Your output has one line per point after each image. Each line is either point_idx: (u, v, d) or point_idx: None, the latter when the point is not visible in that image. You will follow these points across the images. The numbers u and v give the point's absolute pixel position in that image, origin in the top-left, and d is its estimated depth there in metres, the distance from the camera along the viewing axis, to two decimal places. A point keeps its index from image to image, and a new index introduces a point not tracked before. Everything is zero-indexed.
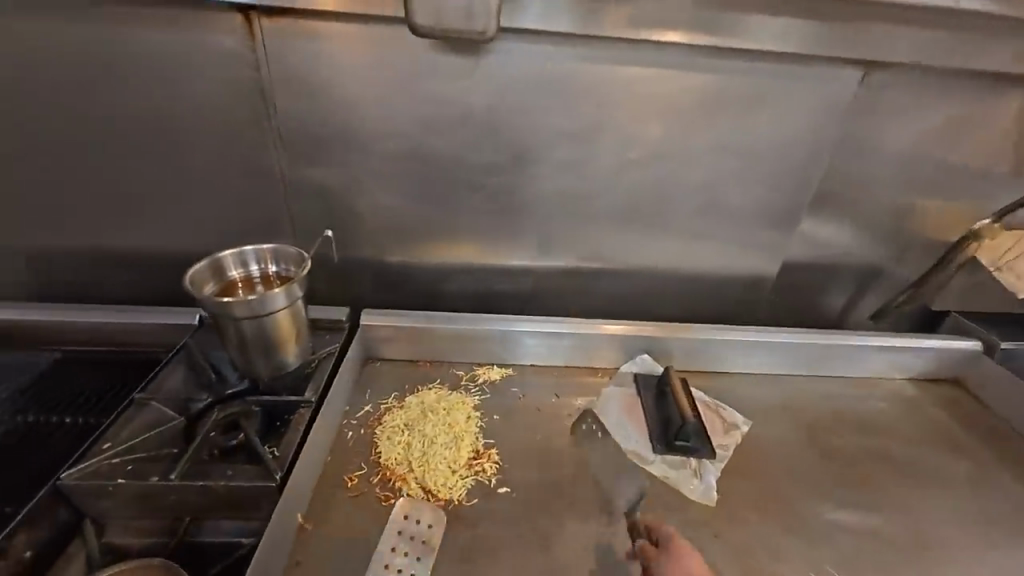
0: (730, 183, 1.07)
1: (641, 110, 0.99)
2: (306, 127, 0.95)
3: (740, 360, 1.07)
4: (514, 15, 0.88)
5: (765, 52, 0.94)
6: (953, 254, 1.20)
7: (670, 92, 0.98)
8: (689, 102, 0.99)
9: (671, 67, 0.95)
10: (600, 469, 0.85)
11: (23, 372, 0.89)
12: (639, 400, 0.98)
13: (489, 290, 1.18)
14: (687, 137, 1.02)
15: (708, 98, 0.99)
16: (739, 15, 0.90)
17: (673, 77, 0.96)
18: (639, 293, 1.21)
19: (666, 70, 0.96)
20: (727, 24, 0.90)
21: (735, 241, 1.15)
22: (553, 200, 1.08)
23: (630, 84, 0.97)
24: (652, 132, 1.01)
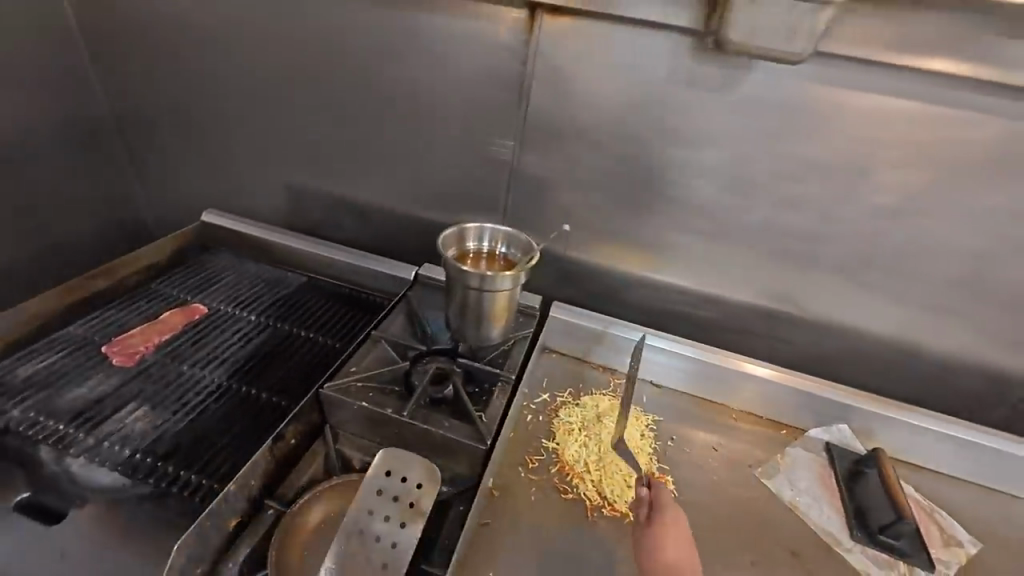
0: (1011, 256, 0.89)
1: (917, 156, 0.86)
2: (545, 120, 1.01)
3: (965, 464, 0.91)
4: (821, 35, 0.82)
5: None
6: None
7: (961, 139, 0.84)
8: (982, 154, 0.84)
9: (977, 113, 0.82)
10: (785, 536, 0.78)
11: (283, 287, 1.09)
12: (833, 474, 0.88)
13: (670, 312, 1.13)
14: (967, 193, 0.87)
15: (1012, 152, 0.83)
16: None
17: (979, 124, 0.82)
18: (842, 354, 1.06)
19: (961, 113, 0.82)
20: None
21: (991, 324, 0.96)
22: (770, 234, 1.00)
23: (912, 123, 0.85)
24: (923, 181, 0.88)
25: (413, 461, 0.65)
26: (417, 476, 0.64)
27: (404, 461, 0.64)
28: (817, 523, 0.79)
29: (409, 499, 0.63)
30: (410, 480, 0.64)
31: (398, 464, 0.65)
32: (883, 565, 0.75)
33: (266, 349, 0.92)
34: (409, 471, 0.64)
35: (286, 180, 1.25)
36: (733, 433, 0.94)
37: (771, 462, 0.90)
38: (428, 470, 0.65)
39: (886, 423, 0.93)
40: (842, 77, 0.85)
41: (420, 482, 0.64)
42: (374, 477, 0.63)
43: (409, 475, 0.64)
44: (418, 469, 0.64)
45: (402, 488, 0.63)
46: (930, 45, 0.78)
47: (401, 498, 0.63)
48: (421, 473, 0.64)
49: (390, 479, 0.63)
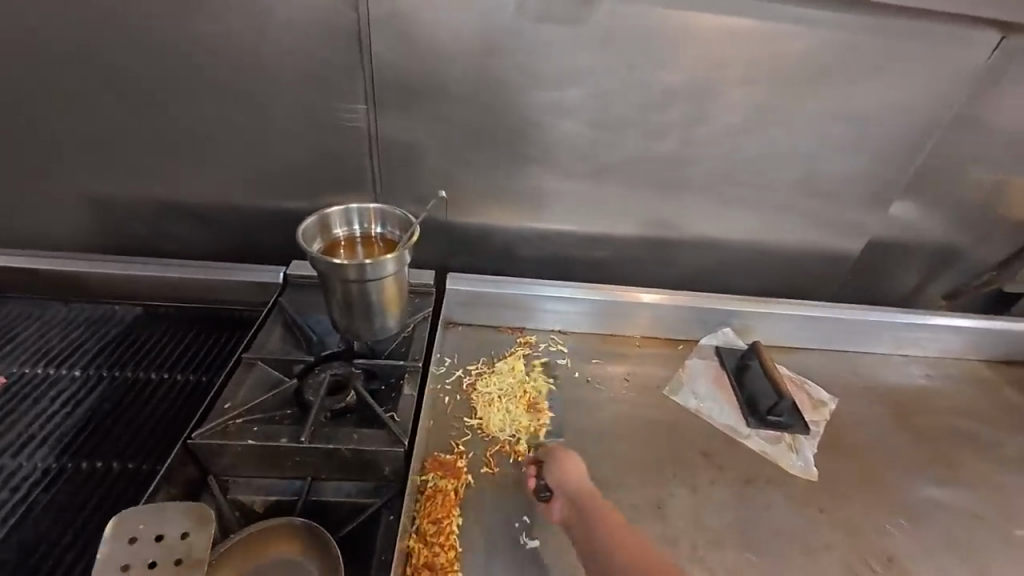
0: (834, 152, 1.02)
1: (754, 70, 0.93)
2: (399, 77, 0.90)
3: (820, 336, 1.07)
4: None
5: (893, 8, 0.88)
6: None
7: (786, 53, 0.91)
8: (804, 63, 0.92)
9: (796, 26, 0.89)
10: (697, 440, 0.85)
11: (111, 325, 0.88)
12: (725, 374, 0.98)
13: (566, 258, 1.14)
14: (796, 102, 0.96)
15: (826, 60, 0.92)
16: None
17: (799, 34, 0.90)
18: (718, 265, 1.17)
19: (785, 26, 0.89)
20: None
21: (824, 215, 1.11)
22: (643, 165, 1.03)
23: (746, 42, 0.90)
24: (760, 95, 0.95)
25: (169, 509, 0.54)
26: (182, 527, 0.54)
27: (151, 514, 0.54)
28: (719, 421, 0.88)
29: (174, 557, 0.52)
30: (171, 536, 0.53)
31: (149, 523, 0.54)
32: (774, 440, 0.86)
33: (105, 406, 0.74)
34: (166, 526, 0.53)
35: (80, 190, 0.98)
36: (639, 360, 0.99)
37: (675, 378, 0.96)
38: (193, 515, 0.54)
39: (763, 317, 1.05)
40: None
41: (184, 533, 0.53)
42: (114, 550, 0.52)
43: (167, 532, 0.53)
44: (180, 517, 0.54)
45: (157, 549, 0.52)
46: None
47: (162, 561, 0.51)
48: (182, 522, 0.54)
49: (137, 545, 0.52)
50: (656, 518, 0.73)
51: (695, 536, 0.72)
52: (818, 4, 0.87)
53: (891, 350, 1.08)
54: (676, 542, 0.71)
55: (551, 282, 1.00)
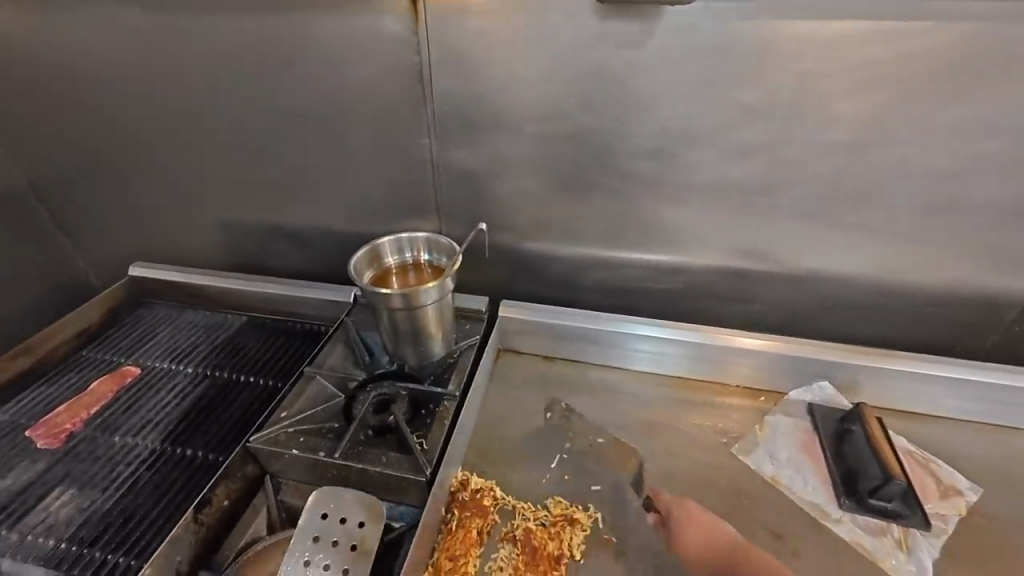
0: (976, 173, 0.81)
1: (859, 79, 0.78)
2: (460, 110, 0.94)
3: (957, 403, 0.84)
4: None
5: None
6: None
7: (901, 57, 0.76)
8: (927, 68, 0.75)
9: (916, 23, 0.73)
10: (768, 514, 0.72)
11: (222, 331, 1.04)
12: (818, 441, 0.81)
13: (630, 289, 1.06)
14: (915, 114, 0.79)
15: (957, 62, 0.74)
16: None
17: (927, 28, 0.73)
18: (818, 303, 0.99)
19: (897, 25, 0.74)
20: None
21: (969, 249, 0.88)
22: (716, 192, 0.92)
23: (845, 48, 0.76)
24: (867, 107, 0.80)
25: (353, 496, 0.66)
26: (360, 516, 0.65)
27: (339, 496, 0.66)
28: (801, 497, 0.73)
29: (352, 541, 0.63)
30: (352, 521, 0.64)
31: (336, 504, 0.65)
32: (876, 531, 0.69)
33: (203, 401, 0.88)
34: (349, 511, 0.65)
35: (212, 218, 1.18)
36: (706, 410, 0.87)
37: (749, 435, 0.83)
38: (369, 507, 0.65)
39: (874, 373, 0.86)
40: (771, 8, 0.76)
41: (361, 521, 0.64)
42: (313, 519, 0.64)
43: (348, 516, 0.65)
44: (359, 506, 0.65)
45: (341, 529, 0.63)
46: None
47: (342, 542, 0.62)
48: (361, 511, 0.65)
49: (328, 521, 0.64)
50: None
51: None
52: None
53: None
54: None
55: (627, 318, 0.94)
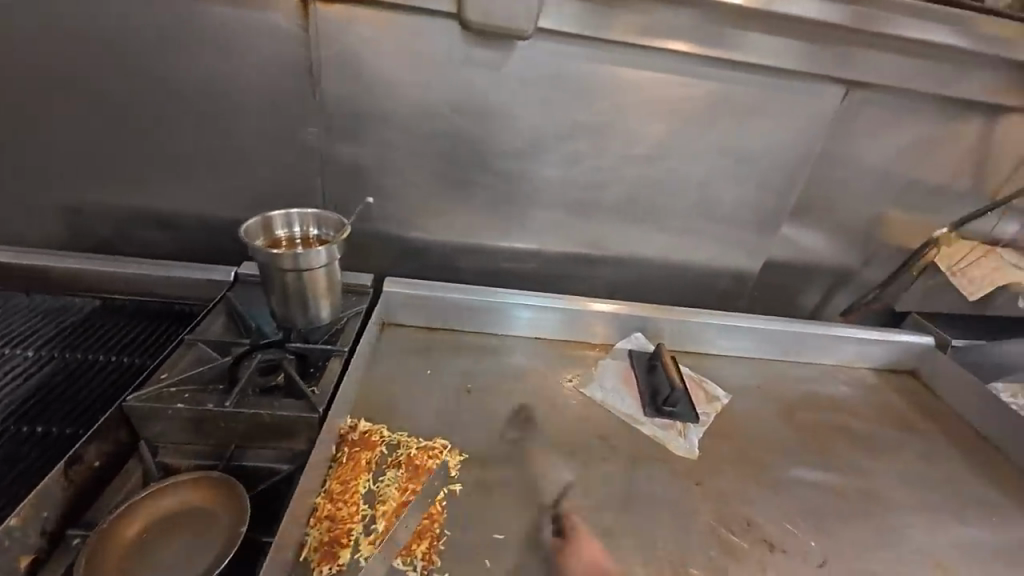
0: (722, 182, 1.19)
1: (647, 110, 1.10)
2: (344, 105, 1.05)
3: (722, 342, 1.19)
4: (574, 21, 0.99)
5: (755, 65, 1.06)
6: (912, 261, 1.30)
7: (672, 97, 1.09)
8: (687, 108, 1.10)
9: (677, 76, 1.07)
10: (597, 425, 0.95)
11: (68, 313, 0.96)
12: (633, 374, 1.08)
13: (499, 270, 1.26)
14: (683, 138, 1.13)
15: (704, 106, 1.10)
16: (728, 28, 1.02)
17: (687, 82, 1.08)
18: (637, 279, 1.30)
19: (667, 76, 1.07)
20: (716, 36, 1.02)
21: (725, 236, 1.26)
22: (560, 189, 1.18)
23: (636, 89, 1.08)
24: (653, 130, 1.12)
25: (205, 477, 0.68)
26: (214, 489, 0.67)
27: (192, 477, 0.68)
28: (619, 411, 0.98)
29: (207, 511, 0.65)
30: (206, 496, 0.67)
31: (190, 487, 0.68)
32: (666, 427, 0.96)
33: (55, 378, 0.82)
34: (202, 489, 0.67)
35: (55, 197, 1.08)
36: (556, 359, 1.09)
37: (586, 374, 1.07)
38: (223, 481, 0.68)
39: (671, 324, 1.16)
40: (592, 54, 1.04)
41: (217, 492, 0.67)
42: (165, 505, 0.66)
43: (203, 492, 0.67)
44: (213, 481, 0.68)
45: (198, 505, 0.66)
46: (632, 23, 1.00)
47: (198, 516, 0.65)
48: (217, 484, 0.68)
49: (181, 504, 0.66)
50: (547, 489, 0.81)
51: (577, 505, 0.80)
52: (699, 61, 1.06)
53: (787, 357, 1.21)
54: (559, 508, 0.79)
55: (494, 289, 1.12)
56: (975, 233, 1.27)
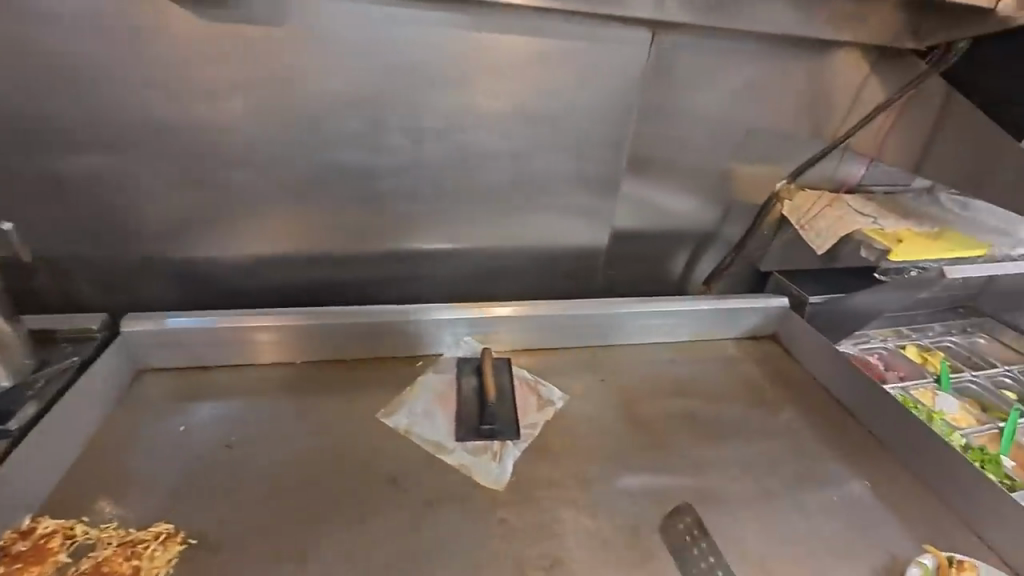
0: (540, 152, 1.03)
1: (427, 76, 0.92)
2: (28, 101, 0.83)
3: (566, 333, 1.04)
4: None
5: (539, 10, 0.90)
6: (762, 217, 1.22)
7: (452, 57, 0.92)
8: (473, 69, 0.93)
9: (452, 30, 0.90)
10: (390, 463, 0.79)
11: None
12: (455, 388, 0.92)
13: (304, 282, 1.07)
14: (480, 105, 0.96)
15: (492, 65, 0.93)
16: None
17: (469, 36, 0.91)
18: (473, 272, 1.14)
19: (440, 32, 0.89)
20: None
21: (560, 213, 1.11)
22: (349, 179, 0.99)
23: (406, 51, 0.90)
24: (440, 98, 0.94)
25: None
26: None
27: None
28: (425, 439, 0.83)
29: None
30: None
31: None
32: (478, 451, 0.82)
33: None
34: None
35: None
36: (360, 384, 0.91)
37: (396, 397, 0.90)
38: None
39: (504, 322, 1.01)
40: (343, 10, 0.85)
41: None
42: None
43: None
44: None
45: None
46: None
47: None
48: None
49: None
50: (294, 572, 0.64)
51: None
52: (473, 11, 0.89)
53: (641, 339, 1.08)
54: None
55: (278, 310, 0.92)
56: (817, 181, 1.20)
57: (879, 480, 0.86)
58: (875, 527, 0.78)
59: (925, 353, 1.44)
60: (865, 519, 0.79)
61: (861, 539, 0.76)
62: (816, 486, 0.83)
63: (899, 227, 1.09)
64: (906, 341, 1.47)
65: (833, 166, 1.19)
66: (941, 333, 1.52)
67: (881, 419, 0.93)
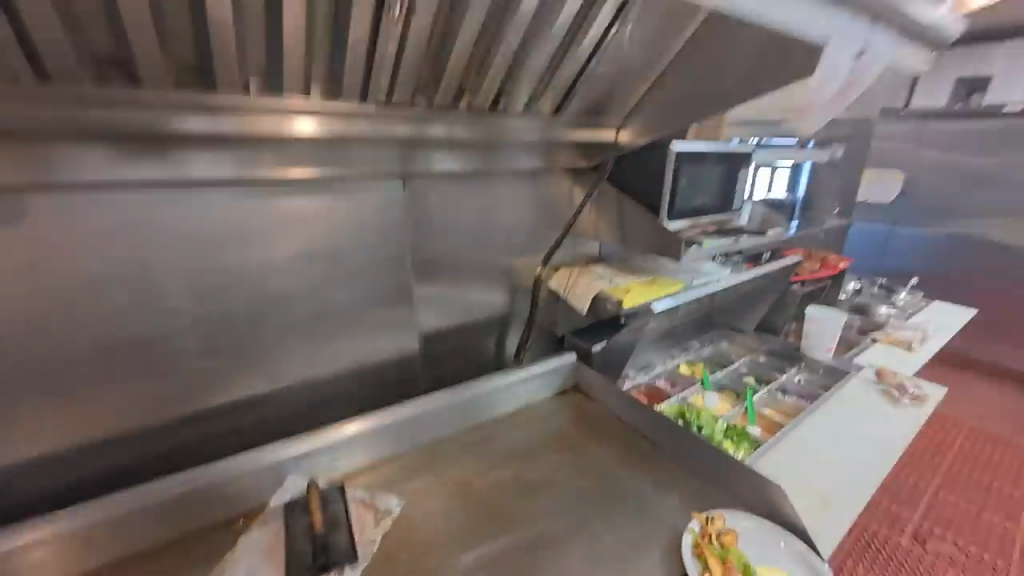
0: (333, 286, 1.16)
1: (198, 243, 0.98)
2: None
3: (393, 439, 1.10)
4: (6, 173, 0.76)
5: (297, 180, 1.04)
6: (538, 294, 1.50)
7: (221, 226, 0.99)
8: (247, 231, 1.02)
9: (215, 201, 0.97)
10: None
11: None
12: (282, 535, 0.88)
13: (81, 476, 0.95)
14: (262, 258, 1.05)
15: (265, 224, 1.04)
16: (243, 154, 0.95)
17: (234, 205, 1.00)
18: (292, 408, 1.16)
19: (203, 207, 0.96)
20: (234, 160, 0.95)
21: (366, 332, 1.23)
22: (123, 354, 0.94)
23: (170, 225, 0.94)
24: (219, 260, 1.01)
25: None
26: None
27: None
28: None
29: None
30: None
31: None
32: None
33: None
34: None
35: None
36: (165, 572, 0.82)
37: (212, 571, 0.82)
38: None
39: (328, 448, 1.02)
40: (83, 202, 0.86)
41: None
42: None
43: None
44: None
45: None
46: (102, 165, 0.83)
47: None
48: None
49: None
50: None
51: None
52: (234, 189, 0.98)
53: (465, 424, 1.20)
54: None
55: (36, 521, 0.79)
56: (564, 260, 1.57)
57: (663, 475, 1.09)
58: (664, 514, 0.98)
59: (693, 366, 1.90)
60: (656, 511, 0.99)
61: (655, 528, 0.95)
62: (619, 499, 1.01)
63: (626, 280, 1.48)
64: (678, 361, 1.92)
65: (571, 247, 1.58)
66: (700, 347, 2.02)
67: (653, 426, 1.20)
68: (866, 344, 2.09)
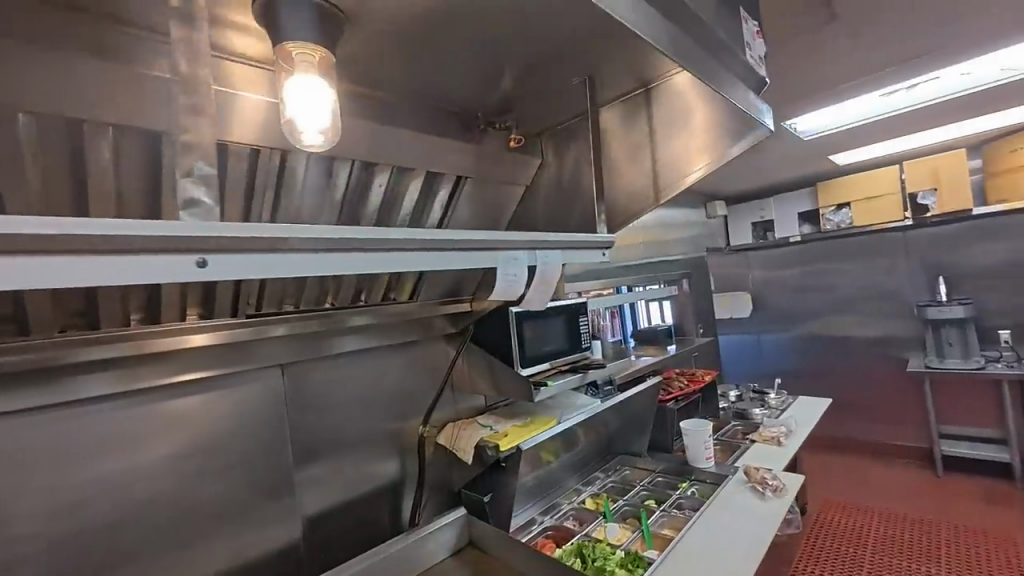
0: (207, 481, 1.20)
1: (60, 463, 1.01)
2: None
3: None
4: None
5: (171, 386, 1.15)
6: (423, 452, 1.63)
7: (87, 440, 1.04)
8: (114, 442, 1.08)
9: (83, 417, 1.04)
10: None
11: None
12: None
13: None
14: (129, 466, 1.09)
15: (136, 432, 1.10)
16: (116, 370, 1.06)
17: (103, 418, 1.06)
18: None
19: (68, 425, 1.02)
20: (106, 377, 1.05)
21: (243, 523, 1.25)
22: None
23: (30, 450, 0.98)
24: (81, 476, 1.03)
25: None
26: None
27: None
28: None
29: None
30: None
31: None
32: None
33: None
34: None
35: None
36: None
37: None
38: None
39: None
40: None
41: None
42: None
43: None
44: None
45: None
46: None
47: None
48: None
49: None
50: None
51: None
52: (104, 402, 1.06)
53: None
54: None
55: None
56: (445, 414, 1.72)
57: None
58: None
59: (598, 499, 1.96)
60: None
61: None
62: None
63: (506, 425, 1.65)
64: (583, 495, 1.97)
65: (451, 401, 1.75)
66: (604, 480, 2.08)
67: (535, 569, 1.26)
68: (745, 446, 2.32)
